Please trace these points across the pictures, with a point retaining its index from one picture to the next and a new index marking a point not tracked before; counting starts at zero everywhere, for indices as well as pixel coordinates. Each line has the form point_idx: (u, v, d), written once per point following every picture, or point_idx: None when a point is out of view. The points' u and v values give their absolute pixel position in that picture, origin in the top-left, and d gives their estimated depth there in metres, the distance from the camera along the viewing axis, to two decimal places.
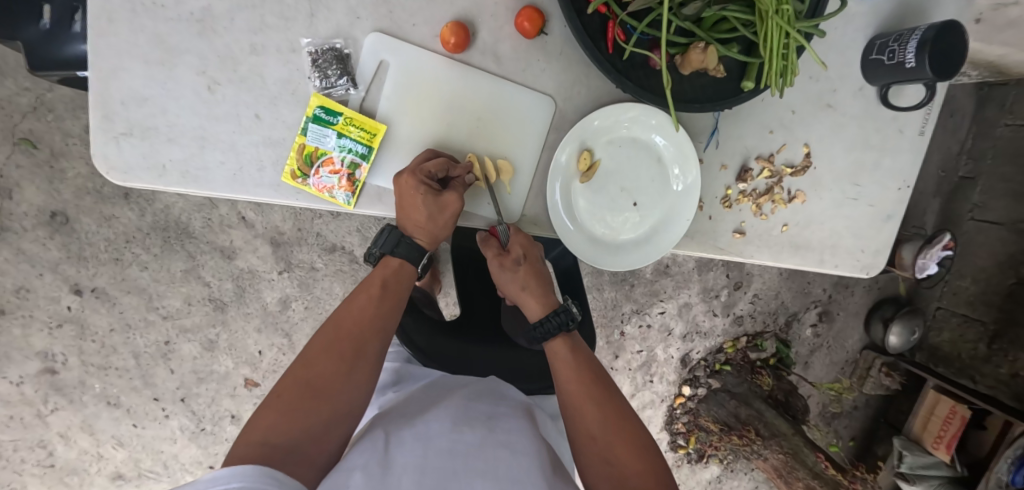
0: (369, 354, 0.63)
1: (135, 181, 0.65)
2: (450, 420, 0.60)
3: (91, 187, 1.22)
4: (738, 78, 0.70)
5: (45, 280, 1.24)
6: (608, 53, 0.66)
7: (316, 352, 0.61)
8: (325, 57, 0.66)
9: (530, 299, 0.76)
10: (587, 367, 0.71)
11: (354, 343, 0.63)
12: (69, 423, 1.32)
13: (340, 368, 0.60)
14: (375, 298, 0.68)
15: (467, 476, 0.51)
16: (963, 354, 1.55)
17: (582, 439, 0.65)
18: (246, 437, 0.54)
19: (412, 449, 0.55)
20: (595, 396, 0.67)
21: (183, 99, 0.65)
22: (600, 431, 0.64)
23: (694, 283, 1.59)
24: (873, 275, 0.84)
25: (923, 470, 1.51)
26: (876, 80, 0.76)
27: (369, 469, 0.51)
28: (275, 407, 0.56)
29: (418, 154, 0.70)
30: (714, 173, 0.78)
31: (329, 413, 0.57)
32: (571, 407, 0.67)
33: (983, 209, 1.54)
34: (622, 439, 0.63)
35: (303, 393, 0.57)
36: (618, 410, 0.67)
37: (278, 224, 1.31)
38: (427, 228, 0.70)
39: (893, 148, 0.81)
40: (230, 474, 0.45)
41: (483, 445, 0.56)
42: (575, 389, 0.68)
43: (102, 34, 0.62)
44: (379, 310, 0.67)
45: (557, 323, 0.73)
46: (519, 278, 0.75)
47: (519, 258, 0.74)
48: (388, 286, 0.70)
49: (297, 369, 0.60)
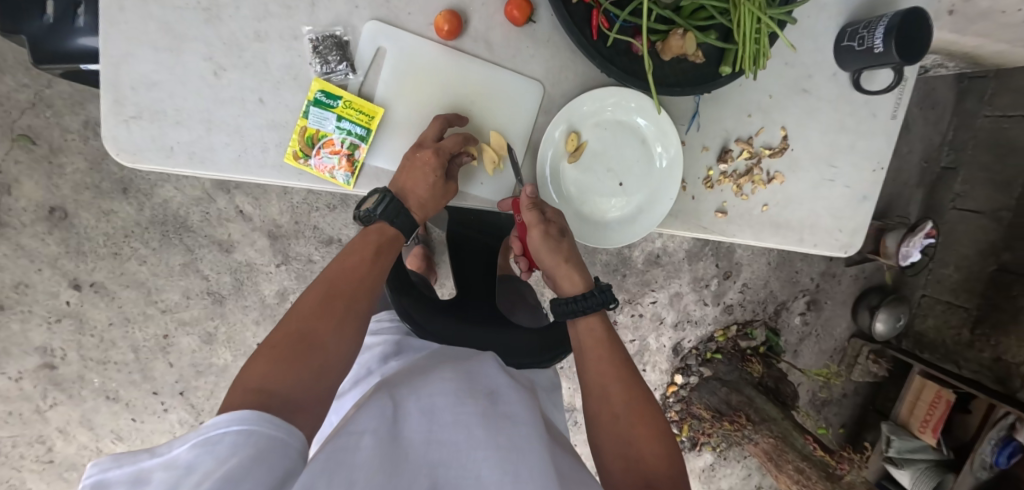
0: (358, 314, 0.65)
1: (144, 162, 0.68)
2: (454, 393, 0.62)
3: (90, 182, 1.24)
4: (717, 63, 0.73)
5: (44, 275, 1.25)
6: (593, 39, 0.69)
7: (305, 309, 0.63)
8: (325, 43, 0.68)
9: (574, 270, 0.76)
10: (612, 346, 0.72)
11: (345, 301, 0.65)
12: (69, 418, 1.33)
13: (331, 324, 0.62)
14: (365, 259, 0.69)
15: (469, 448, 0.54)
16: (947, 339, 1.60)
17: (604, 417, 0.66)
18: (241, 385, 0.54)
19: (419, 422, 0.57)
20: (623, 377, 0.68)
21: (189, 84, 0.67)
22: (623, 413, 0.65)
23: (685, 273, 1.62)
24: (851, 254, 0.88)
25: (912, 454, 1.54)
26: (848, 66, 0.80)
27: (379, 433, 0.54)
28: (267, 356, 0.57)
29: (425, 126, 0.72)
30: (696, 154, 0.81)
31: (320, 364, 0.59)
32: (597, 385, 0.69)
33: (964, 198, 1.59)
34: (644, 424, 0.64)
35: (296, 344, 0.59)
36: (642, 394, 0.67)
37: (276, 217, 1.34)
38: (427, 207, 0.73)
39: (868, 131, 0.85)
40: (229, 418, 0.47)
41: (485, 415, 0.59)
42: (602, 368, 0.70)
43: (112, 21, 0.64)
44: (372, 272, 0.69)
45: (597, 300, 0.74)
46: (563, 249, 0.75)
47: (563, 230, 0.75)
48: (378, 248, 0.71)
49: (286, 323, 0.61)
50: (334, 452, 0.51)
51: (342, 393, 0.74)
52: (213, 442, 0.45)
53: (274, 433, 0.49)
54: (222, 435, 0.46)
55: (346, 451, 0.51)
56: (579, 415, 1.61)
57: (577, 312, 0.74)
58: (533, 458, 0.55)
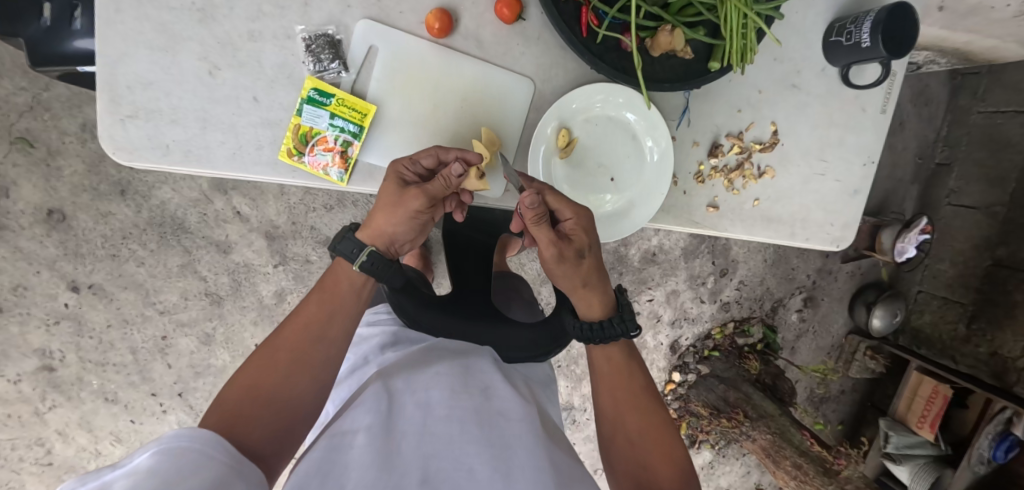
0: (329, 347, 0.68)
1: (140, 160, 0.68)
2: (449, 387, 0.62)
3: (88, 184, 1.24)
4: (705, 59, 0.74)
5: (42, 277, 1.25)
6: (583, 36, 0.70)
7: (260, 359, 0.65)
8: (318, 42, 0.69)
9: (591, 294, 0.72)
10: (630, 374, 0.73)
11: (319, 335, 0.68)
12: (68, 420, 1.33)
13: (306, 358, 0.66)
14: (325, 305, 0.70)
15: (462, 443, 0.54)
16: (944, 335, 1.61)
17: (620, 444, 0.69)
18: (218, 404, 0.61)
19: (415, 414, 0.58)
20: (640, 405, 0.70)
21: (185, 83, 0.68)
22: (639, 440, 0.68)
23: (681, 271, 1.62)
24: (843, 248, 0.90)
25: (909, 449, 1.55)
26: (836, 61, 0.81)
27: (372, 430, 0.55)
28: (246, 382, 0.63)
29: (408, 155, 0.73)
30: (687, 149, 0.81)
31: (273, 421, 0.61)
32: (614, 413, 0.71)
33: (959, 194, 1.60)
34: (660, 452, 0.66)
35: (263, 378, 0.63)
36: (658, 421, 0.69)
37: (273, 217, 1.34)
38: (381, 224, 0.70)
39: (857, 126, 0.86)
40: (189, 433, 0.51)
41: (478, 410, 0.59)
42: (619, 396, 0.71)
43: (108, 22, 0.65)
44: (344, 307, 0.71)
45: (623, 329, 0.71)
46: (581, 272, 0.71)
47: (582, 250, 0.71)
48: (343, 293, 0.71)
49: (242, 374, 0.64)
50: (328, 452, 0.54)
51: (341, 381, 0.80)
52: (174, 451, 0.48)
53: (230, 455, 0.53)
54: (184, 448, 0.49)
55: (341, 452, 0.53)
56: (577, 414, 1.62)
57: (596, 339, 0.71)
58: (521, 455, 0.55)
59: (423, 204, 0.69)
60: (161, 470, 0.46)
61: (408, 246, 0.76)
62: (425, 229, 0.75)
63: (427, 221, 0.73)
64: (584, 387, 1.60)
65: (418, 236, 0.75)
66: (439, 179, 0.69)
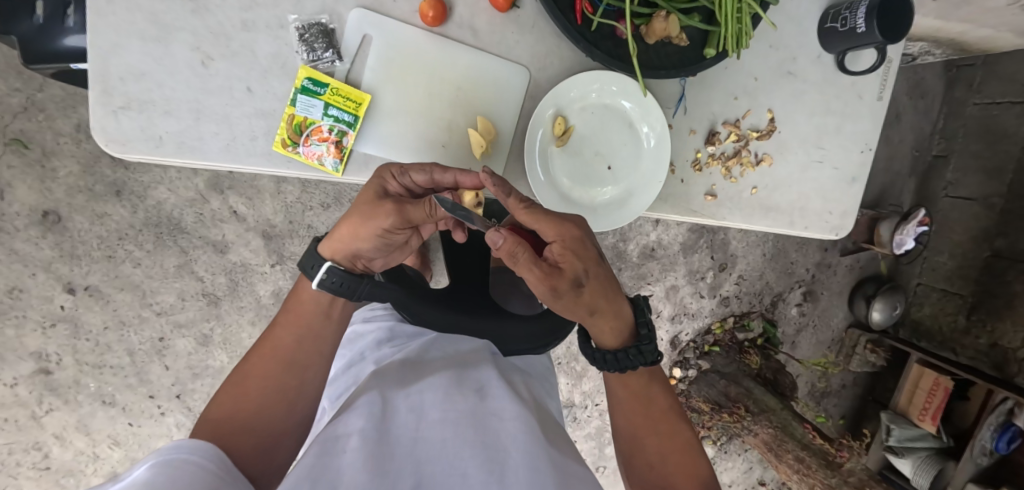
0: (307, 367, 0.70)
1: (133, 152, 0.68)
2: (443, 390, 0.62)
3: (83, 185, 1.23)
4: (700, 46, 0.74)
5: (38, 280, 1.25)
6: (577, 24, 0.70)
7: (232, 388, 0.67)
8: (311, 31, 0.69)
9: (598, 320, 0.66)
10: (650, 397, 0.73)
11: (296, 355, 0.70)
12: (65, 423, 1.32)
13: (284, 377, 0.68)
14: (294, 330, 0.71)
15: (457, 448, 0.54)
16: (944, 327, 1.61)
17: (640, 465, 0.71)
18: (206, 420, 0.65)
19: (408, 419, 0.58)
20: (661, 427, 0.72)
21: (178, 74, 0.67)
22: (661, 463, 0.70)
23: (680, 266, 1.62)
24: (842, 236, 0.89)
25: (910, 442, 1.53)
26: (832, 48, 0.81)
27: (365, 433, 0.54)
28: (229, 399, 0.66)
29: (381, 168, 0.69)
30: (684, 137, 0.81)
31: (253, 444, 0.64)
32: (634, 436, 0.72)
33: (956, 186, 1.60)
34: (684, 473, 0.69)
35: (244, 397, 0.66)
36: (681, 441, 0.71)
37: (270, 217, 1.34)
38: (348, 239, 0.68)
39: (854, 113, 0.86)
40: (187, 445, 0.54)
41: (473, 412, 0.59)
42: (638, 419, 0.72)
43: (100, 13, 0.65)
44: (320, 327, 0.72)
45: (643, 360, 0.69)
46: (585, 301, 0.63)
47: (579, 277, 0.61)
48: (311, 315, 0.72)
49: (218, 401, 0.66)
50: (319, 458, 0.51)
51: (335, 378, 0.80)
52: (174, 461, 0.51)
53: (222, 468, 0.57)
54: (182, 459, 0.52)
55: (333, 455, 0.51)
56: (578, 411, 1.61)
57: (613, 369, 0.69)
58: (514, 455, 0.55)
59: (394, 223, 0.65)
60: (163, 476, 0.49)
61: (376, 260, 0.74)
62: (395, 248, 0.72)
63: (397, 241, 0.70)
64: (584, 385, 1.59)
65: (386, 253, 0.72)
66: (420, 204, 0.65)
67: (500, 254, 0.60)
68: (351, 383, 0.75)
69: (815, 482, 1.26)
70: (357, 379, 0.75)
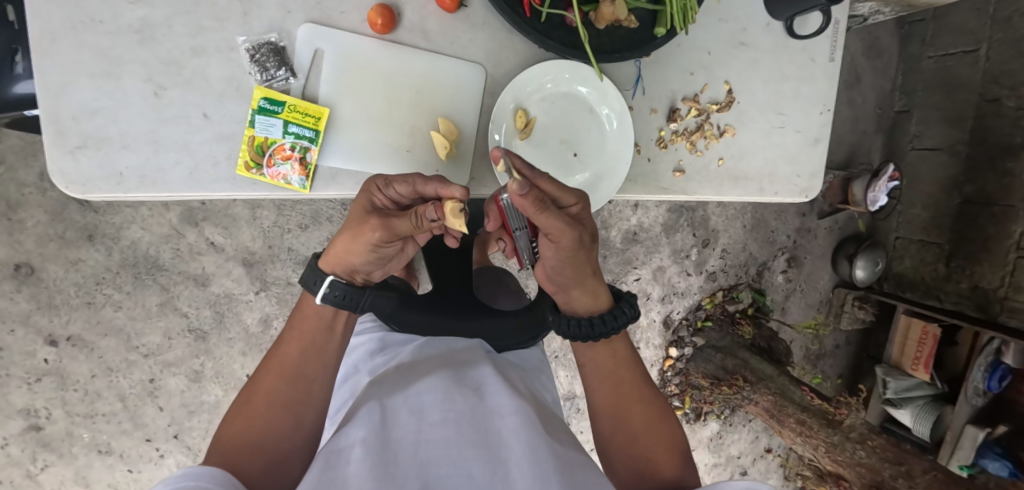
0: (314, 380, 0.69)
1: (95, 191, 0.67)
2: (442, 389, 0.62)
3: (53, 233, 1.21)
4: (651, 25, 0.75)
5: (18, 335, 1.22)
6: (527, 16, 0.71)
7: (240, 407, 0.67)
8: (261, 51, 0.69)
9: (594, 282, 0.68)
10: (629, 371, 0.73)
11: (302, 369, 0.69)
12: (62, 478, 1.30)
13: (292, 391, 0.67)
14: (297, 346, 0.70)
15: (461, 448, 0.53)
16: (926, 276, 1.64)
17: (620, 438, 0.71)
18: (222, 437, 0.65)
19: (409, 421, 0.57)
20: (641, 400, 0.72)
21: (132, 107, 0.67)
22: (642, 434, 0.70)
23: (664, 246, 1.63)
24: (813, 197, 0.91)
25: (908, 392, 1.57)
26: (779, 15, 0.82)
27: (368, 443, 0.53)
28: (241, 416, 0.65)
29: (369, 184, 0.68)
30: (646, 117, 0.82)
31: (264, 460, 0.63)
32: (614, 411, 0.72)
33: (921, 138, 1.63)
34: (663, 443, 0.70)
35: (256, 413, 0.65)
36: (659, 413, 0.72)
37: (248, 244, 1.32)
38: (349, 252, 0.67)
39: (809, 76, 0.88)
40: (198, 472, 0.55)
41: (473, 411, 0.59)
42: (618, 394, 0.72)
43: (46, 53, 0.64)
44: (324, 340, 0.72)
45: (626, 316, 0.71)
46: (588, 257, 0.65)
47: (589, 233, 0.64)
48: (314, 331, 0.71)
49: (231, 420, 0.66)
50: (325, 474, 0.51)
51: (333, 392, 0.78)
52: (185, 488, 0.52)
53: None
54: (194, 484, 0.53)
55: (338, 469, 0.51)
56: (581, 402, 1.61)
57: (605, 332, 0.70)
58: (518, 453, 0.54)
59: (383, 236, 0.64)
60: None
61: (376, 272, 0.73)
62: (390, 258, 0.71)
63: (391, 252, 0.69)
64: None
65: (384, 264, 0.71)
66: (405, 215, 0.64)
67: (531, 194, 0.55)
68: (350, 396, 0.74)
69: (816, 442, 1.30)
70: (355, 390, 0.74)
